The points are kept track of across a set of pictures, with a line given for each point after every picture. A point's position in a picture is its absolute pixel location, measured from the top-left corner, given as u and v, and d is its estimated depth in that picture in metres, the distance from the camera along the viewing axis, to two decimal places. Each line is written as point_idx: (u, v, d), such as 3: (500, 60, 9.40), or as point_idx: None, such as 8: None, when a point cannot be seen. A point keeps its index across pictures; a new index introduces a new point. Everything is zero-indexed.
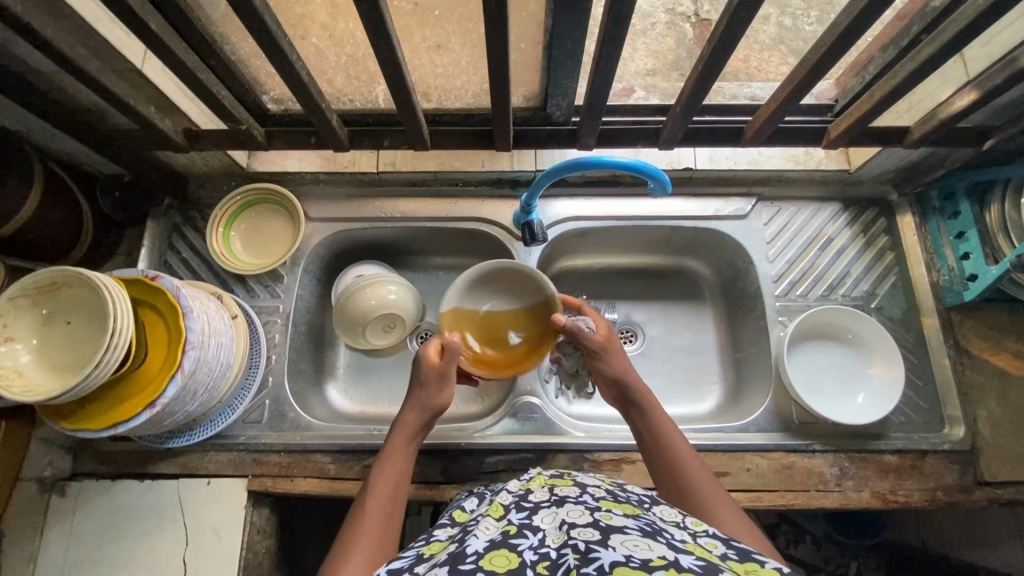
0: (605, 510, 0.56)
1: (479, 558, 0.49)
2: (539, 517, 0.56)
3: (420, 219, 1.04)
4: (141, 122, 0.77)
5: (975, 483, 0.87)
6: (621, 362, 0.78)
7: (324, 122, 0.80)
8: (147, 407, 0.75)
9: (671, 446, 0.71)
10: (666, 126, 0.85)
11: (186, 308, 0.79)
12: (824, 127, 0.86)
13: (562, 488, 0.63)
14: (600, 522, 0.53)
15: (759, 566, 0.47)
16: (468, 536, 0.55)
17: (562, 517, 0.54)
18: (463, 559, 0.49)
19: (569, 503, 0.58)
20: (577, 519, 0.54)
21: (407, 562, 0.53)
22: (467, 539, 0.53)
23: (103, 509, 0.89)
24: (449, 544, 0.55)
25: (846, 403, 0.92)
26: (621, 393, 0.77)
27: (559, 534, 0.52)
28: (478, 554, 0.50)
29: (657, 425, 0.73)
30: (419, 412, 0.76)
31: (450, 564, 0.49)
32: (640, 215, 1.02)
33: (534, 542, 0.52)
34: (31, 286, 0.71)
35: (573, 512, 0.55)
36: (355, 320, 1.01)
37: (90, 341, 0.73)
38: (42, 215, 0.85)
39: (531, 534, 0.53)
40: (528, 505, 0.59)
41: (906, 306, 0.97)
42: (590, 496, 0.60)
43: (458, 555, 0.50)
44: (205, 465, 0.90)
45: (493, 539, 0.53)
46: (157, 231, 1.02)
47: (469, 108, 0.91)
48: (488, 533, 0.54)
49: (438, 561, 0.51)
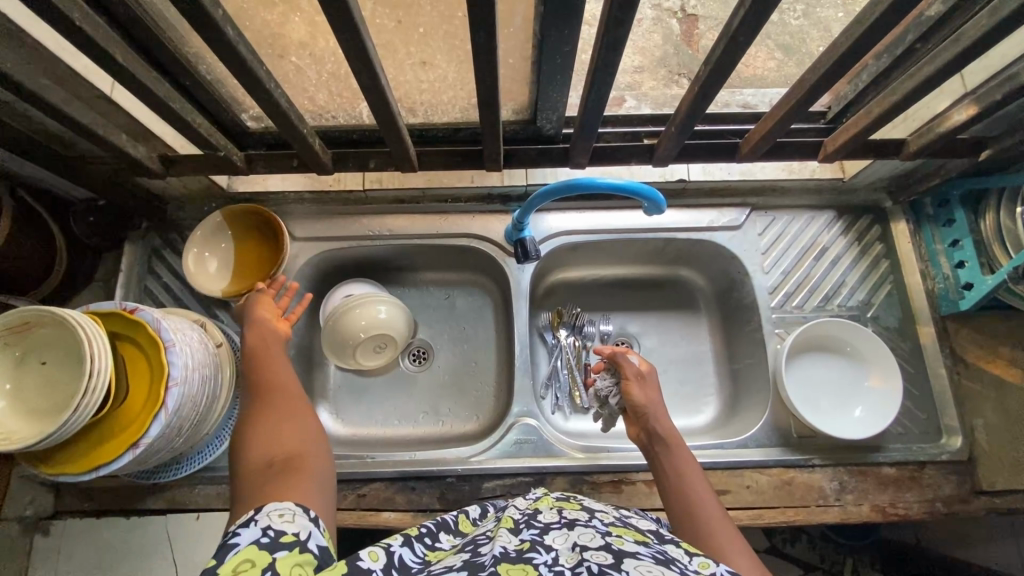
0: (617, 535, 0.55)
1: (496, 564, 0.48)
2: (551, 538, 0.55)
3: (409, 236, 1.01)
4: (113, 151, 0.73)
5: (973, 493, 0.88)
6: (654, 401, 0.81)
7: (307, 146, 0.77)
8: (129, 448, 0.72)
9: (689, 485, 0.69)
10: (660, 143, 0.83)
11: (168, 342, 0.76)
12: (820, 141, 0.84)
13: (570, 511, 0.61)
14: (612, 546, 0.52)
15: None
16: (479, 546, 0.54)
17: (574, 540, 0.54)
18: (480, 566, 0.48)
19: (580, 526, 0.57)
20: (589, 542, 0.53)
21: (417, 561, 0.52)
22: (479, 549, 0.52)
23: (91, 548, 0.86)
24: (458, 553, 0.53)
25: (843, 415, 0.92)
26: (648, 429, 0.78)
27: (572, 555, 0.50)
28: (494, 562, 0.49)
29: (680, 465, 0.72)
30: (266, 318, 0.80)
31: (468, 570, 0.48)
32: (634, 227, 1.00)
33: (547, 559, 0.50)
34: (2, 328, 0.68)
35: (584, 536, 0.54)
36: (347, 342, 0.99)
37: (66, 382, 0.70)
38: (13, 249, 0.82)
39: (544, 551, 0.51)
40: (538, 525, 0.57)
41: (901, 315, 0.97)
42: (599, 521, 0.59)
43: (474, 563, 0.49)
44: (194, 499, 0.88)
45: (507, 551, 0.51)
46: (136, 255, 0.98)
47: (456, 123, 0.90)
48: (504, 543, 0.52)
49: (453, 566, 0.50)
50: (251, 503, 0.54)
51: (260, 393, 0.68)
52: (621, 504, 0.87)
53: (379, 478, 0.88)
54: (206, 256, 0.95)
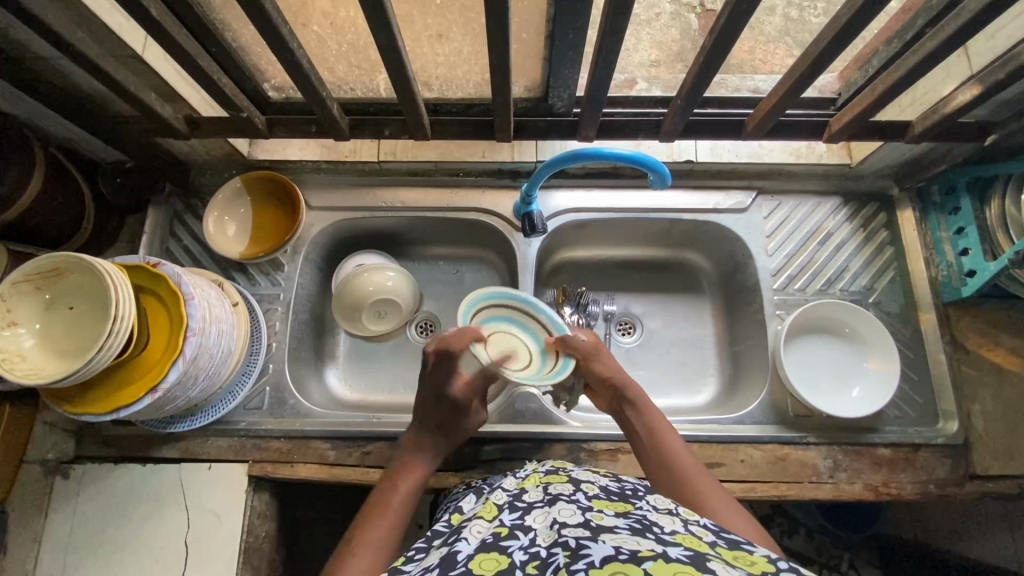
0: (596, 511, 0.57)
1: (469, 561, 0.50)
2: (532, 518, 0.57)
3: (421, 209, 1.04)
4: (143, 109, 0.77)
5: (967, 476, 0.88)
6: (616, 369, 0.81)
7: (325, 111, 0.80)
8: (148, 393, 0.75)
9: (669, 452, 0.72)
10: (666, 118, 0.85)
11: (188, 295, 0.80)
12: (825, 121, 0.86)
13: (556, 486, 0.64)
14: (590, 522, 0.53)
15: (749, 554, 0.49)
16: (458, 539, 0.56)
17: (553, 516, 0.55)
18: (452, 565, 0.50)
19: (562, 502, 0.59)
20: (568, 519, 0.54)
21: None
22: (456, 543, 0.55)
23: (105, 493, 0.89)
24: (440, 547, 0.56)
25: (843, 396, 0.93)
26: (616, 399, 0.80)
27: (549, 533, 0.52)
28: (467, 558, 0.51)
29: (655, 430, 0.75)
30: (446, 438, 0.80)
31: (441, 569, 0.50)
32: (641, 207, 1.02)
33: (524, 543, 0.52)
34: (33, 272, 0.72)
35: (564, 512, 0.56)
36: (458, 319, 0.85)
37: (91, 326, 0.73)
38: (44, 202, 0.86)
39: (522, 535, 0.54)
40: (522, 506, 0.60)
41: (903, 301, 0.97)
42: (583, 495, 0.61)
43: (448, 561, 0.51)
44: (207, 450, 0.91)
45: (483, 541, 0.54)
46: (158, 218, 1.02)
47: (470, 99, 0.92)
48: (480, 535, 0.55)
49: (431, 566, 0.52)
50: None
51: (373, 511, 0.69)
52: (617, 472, 0.89)
53: (383, 438, 0.91)
54: (223, 219, 0.99)
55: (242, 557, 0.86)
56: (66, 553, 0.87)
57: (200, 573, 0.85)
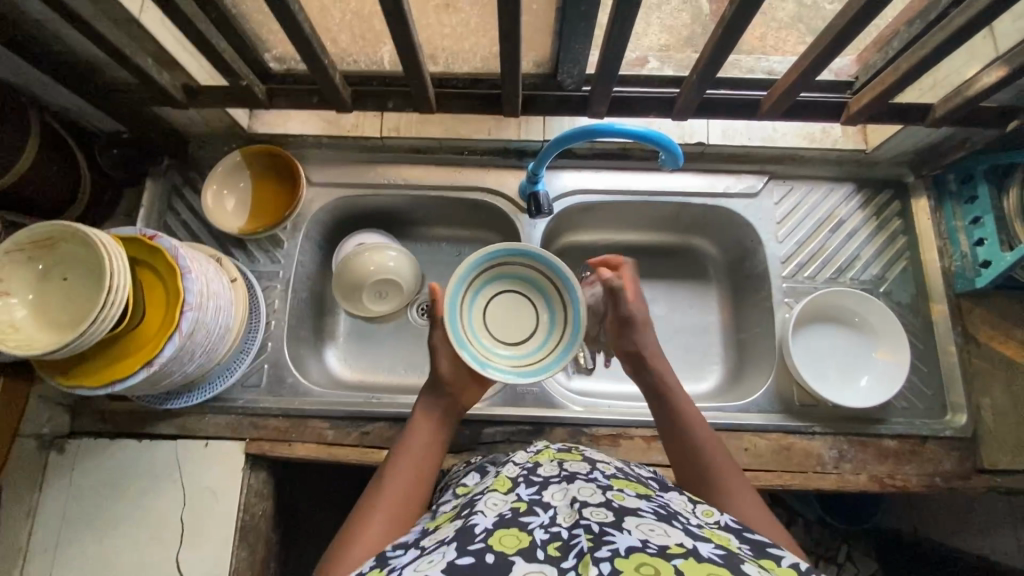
0: (617, 490, 0.56)
1: (488, 537, 0.50)
2: (550, 494, 0.56)
3: (424, 188, 1.01)
4: (139, 75, 0.74)
5: (974, 470, 0.87)
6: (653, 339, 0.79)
7: (328, 81, 0.78)
8: (144, 365, 0.74)
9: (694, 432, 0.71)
10: (680, 96, 0.83)
11: (186, 268, 0.78)
12: (843, 102, 0.83)
13: (571, 463, 0.62)
14: (612, 503, 0.53)
15: (776, 564, 0.48)
16: (474, 512, 0.55)
17: (573, 496, 0.55)
18: (471, 539, 0.50)
19: (580, 480, 0.57)
20: (589, 498, 0.54)
21: (414, 537, 0.57)
22: (473, 517, 0.53)
23: (100, 468, 0.88)
24: (454, 521, 0.56)
25: (849, 386, 0.92)
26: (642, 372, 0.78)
27: (570, 514, 0.52)
28: (486, 533, 0.50)
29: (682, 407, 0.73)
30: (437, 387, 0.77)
31: (460, 542, 0.50)
32: (649, 190, 1.00)
33: (544, 521, 0.52)
34: (26, 240, 0.70)
35: (584, 490, 0.55)
36: (449, 316, 0.79)
37: (87, 297, 0.72)
38: (39, 171, 0.84)
39: (542, 512, 0.53)
40: (537, 481, 0.59)
41: (915, 291, 0.95)
42: (601, 473, 0.60)
43: (465, 535, 0.50)
44: (203, 427, 0.90)
45: (501, 516, 0.53)
46: (156, 191, 0.99)
47: (477, 73, 0.87)
48: (497, 510, 0.54)
49: (446, 541, 0.51)
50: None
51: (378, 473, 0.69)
52: (619, 457, 0.88)
53: (382, 419, 0.90)
54: (221, 192, 0.97)
55: (239, 535, 0.86)
56: (61, 528, 0.86)
57: (196, 550, 0.85)
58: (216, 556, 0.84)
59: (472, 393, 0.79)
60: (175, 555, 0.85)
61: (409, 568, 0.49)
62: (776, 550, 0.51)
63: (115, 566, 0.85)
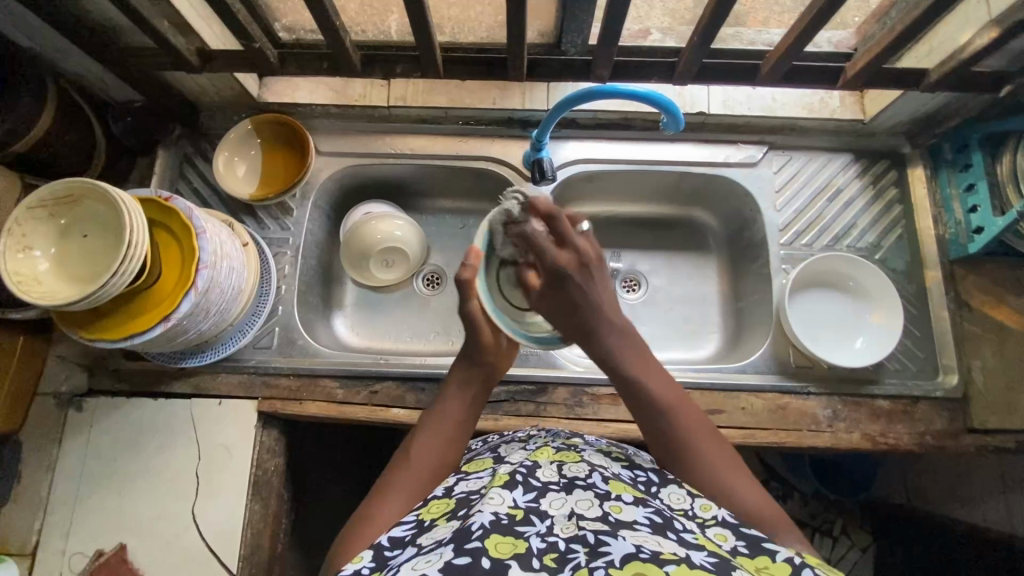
0: (614, 499, 0.59)
1: (485, 537, 0.51)
2: (548, 502, 0.58)
3: (430, 158, 1.03)
4: (155, 37, 0.77)
5: (964, 429, 0.90)
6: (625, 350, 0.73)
7: (338, 44, 0.79)
8: (161, 321, 0.76)
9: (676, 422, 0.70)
10: (681, 59, 0.84)
11: (199, 229, 0.80)
12: (840, 67, 0.85)
13: (570, 467, 0.65)
14: (609, 517, 0.56)
15: (770, 559, 0.54)
16: (473, 508, 0.57)
17: (572, 506, 0.57)
18: (468, 537, 0.52)
19: (579, 489, 0.60)
20: (586, 511, 0.56)
21: (408, 532, 0.59)
22: (471, 514, 0.55)
23: (117, 425, 0.91)
24: (450, 519, 0.58)
25: (844, 347, 0.94)
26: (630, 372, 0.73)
27: (568, 524, 0.54)
28: (482, 534, 0.52)
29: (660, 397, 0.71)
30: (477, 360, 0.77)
31: (456, 543, 0.51)
32: (651, 159, 1.02)
33: (541, 529, 0.54)
34: (47, 196, 0.72)
35: (582, 503, 0.58)
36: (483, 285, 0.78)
37: (103, 254, 0.74)
38: (56, 134, 0.86)
39: (539, 521, 0.55)
40: (536, 485, 0.60)
41: (909, 259, 0.98)
42: (599, 478, 0.64)
43: (462, 535, 0.52)
44: (217, 386, 0.93)
45: (498, 518, 0.54)
46: (168, 160, 1.01)
47: (482, 43, 0.90)
48: (495, 508, 0.55)
49: (443, 541, 0.53)
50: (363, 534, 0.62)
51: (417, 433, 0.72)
52: (619, 416, 0.91)
53: (391, 378, 0.93)
54: (232, 158, 0.99)
55: (252, 488, 0.89)
56: (79, 482, 0.89)
57: (210, 504, 0.88)
58: (231, 508, 0.88)
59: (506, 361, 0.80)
60: (190, 508, 0.88)
61: (407, 564, 0.51)
62: (771, 544, 0.56)
63: (133, 518, 0.88)
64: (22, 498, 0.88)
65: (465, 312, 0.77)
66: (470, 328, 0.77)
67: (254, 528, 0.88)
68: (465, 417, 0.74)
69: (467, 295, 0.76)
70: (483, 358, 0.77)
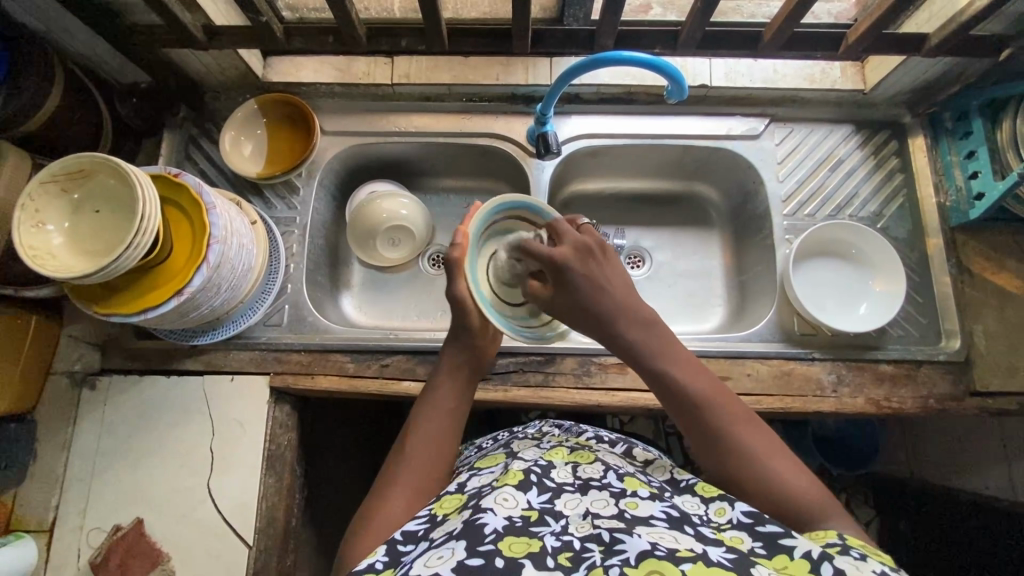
0: (630, 497, 0.60)
1: (499, 539, 0.53)
2: (562, 502, 0.60)
3: (433, 134, 1.04)
4: (163, 12, 0.77)
5: (966, 393, 0.91)
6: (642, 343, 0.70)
7: (345, 18, 0.80)
8: (175, 295, 0.77)
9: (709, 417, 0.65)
10: (683, 28, 0.84)
11: (210, 204, 0.81)
12: (842, 33, 0.86)
13: (584, 467, 0.66)
14: (625, 514, 0.57)
15: (789, 558, 0.52)
16: (484, 506, 0.57)
17: (587, 506, 0.59)
18: (481, 539, 0.53)
19: (593, 490, 0.61)
20: (602, 510, 0.58)
21: (422, 526, 0.60)
22: (483, 512, 0.56)
23: (131, 403, 0.92)
24: (461, 510, 0.59)
25: (848, 313, 0.96)
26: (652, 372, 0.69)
27: (583, 523, 0.56)
28: (495, 535, 0.53)
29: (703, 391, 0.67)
30: (459, 349, 0.77)
31: (468, 542, 0.53)
32: (655, 133, 1.02)
33: (555, 529, 0.55)
34: (59, 171, 0.73)
35: (597, 503, 0.59)
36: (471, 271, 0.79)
37: (116, 227, 0.75)
38: (64, 114, 0.87)
39: (553, 521, 0.56)
40: (551, 486, 0.62)
41: (911, 227, 0.99)
42: (614, 476, 0.64)
43: (474, 533, 0.53)
44: (229, 362, 0.94)
45: (511, 521, 0.55)
46: (173, 143, 1.01)
47: (485, 20, 0.92)
48: (508, 511, 0.56)
49: (453, 534, 0.55)
50: (374, 525, 0.62)
51: (415, 422, 0.72)
52: (626, 385, 0.92)
53: (398, 352, 0.94)
54: (239, 138, 0.99)
55: (266, 462, 0.90)
56: (95, 459, 0.90)
57: (225, 478, 0.89)
58: (246, 481, 0.89)
59: (491, 344, 0.80)
60: (205, 483, 0.89)
61: (419, 561, 0.52)
62: (788, 539, 0.54)
63: (149, 494, 0.89)
64: (38, 476, 0.89)
65: (454, 295, 0.77)
66: (455, 311, 0.77)
67: (269, 500, 0.89)
68: (458, 404, 0.74)
69: (455, 277, 0.76)
70: (471, 341, 0.78)
